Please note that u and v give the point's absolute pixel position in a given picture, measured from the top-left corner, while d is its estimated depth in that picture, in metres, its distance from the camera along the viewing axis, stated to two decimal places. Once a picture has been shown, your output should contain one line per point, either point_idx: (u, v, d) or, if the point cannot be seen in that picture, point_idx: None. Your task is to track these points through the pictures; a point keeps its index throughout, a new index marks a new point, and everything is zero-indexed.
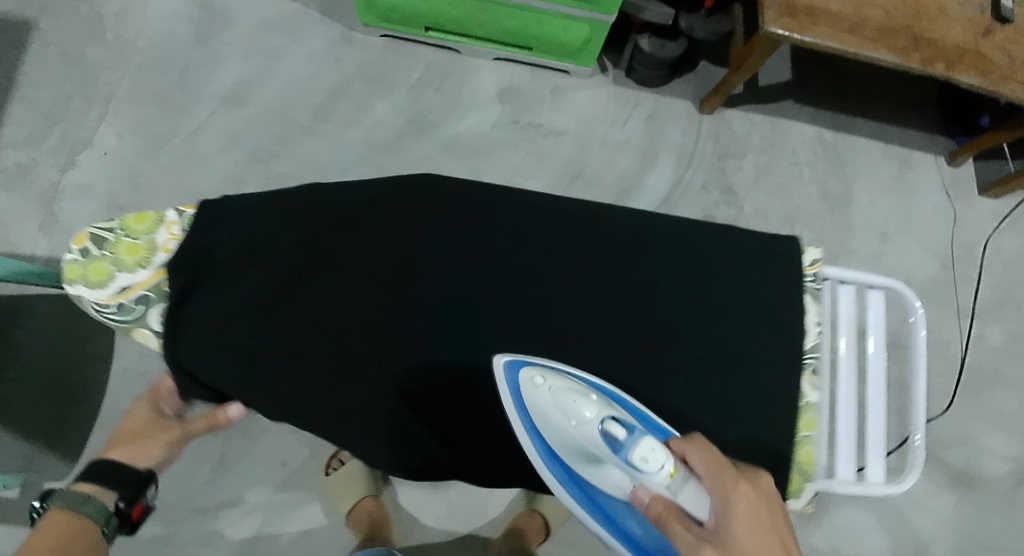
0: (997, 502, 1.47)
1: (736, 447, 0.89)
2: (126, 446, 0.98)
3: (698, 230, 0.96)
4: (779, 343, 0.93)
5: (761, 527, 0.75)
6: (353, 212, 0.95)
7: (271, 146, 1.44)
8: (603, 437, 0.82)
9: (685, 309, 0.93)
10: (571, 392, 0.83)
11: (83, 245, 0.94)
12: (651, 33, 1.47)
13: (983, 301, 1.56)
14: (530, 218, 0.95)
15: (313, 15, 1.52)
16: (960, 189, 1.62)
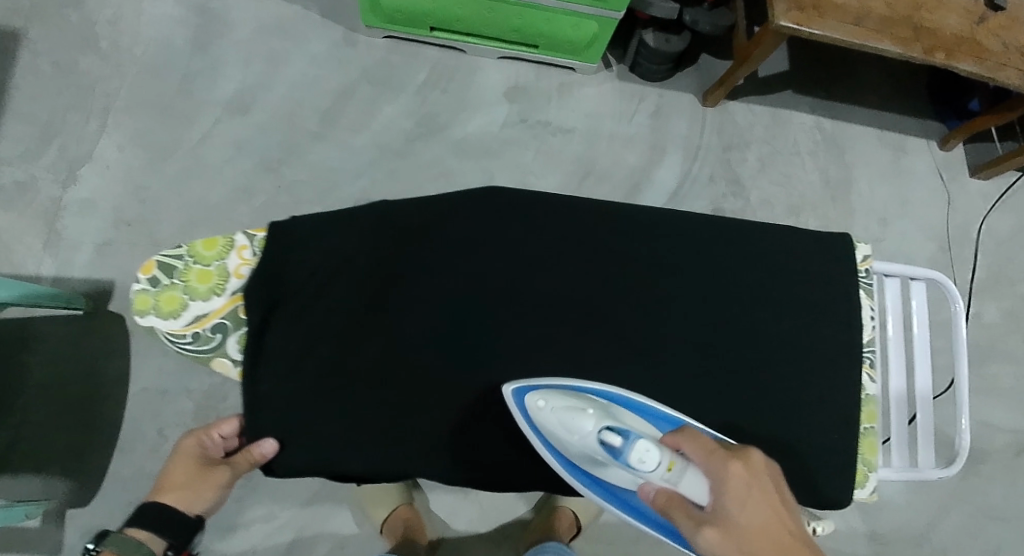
0: (1003, 475, 1.51)
1: (805, 443, 0.93)
2: (176, 490, 0.96)
3: (760, 232, 0.97)
4: (840, 341, 0.95)
5: (761, 503, 0.76)
6: (415, 232, 0.94)
7: (280, 154, 1.42)
8: (601, 447, 0.83)
9: (751, 311, 0.95)
10: (567, 408, 0.85)
11: (151, 275, 0.95)
12: (655, 27, 1.47)
13: (979, 280, 1.61)
14: (598, 227, 0.95)
15: (313, 17, 1.49)
16: (953, 171, 1.66)
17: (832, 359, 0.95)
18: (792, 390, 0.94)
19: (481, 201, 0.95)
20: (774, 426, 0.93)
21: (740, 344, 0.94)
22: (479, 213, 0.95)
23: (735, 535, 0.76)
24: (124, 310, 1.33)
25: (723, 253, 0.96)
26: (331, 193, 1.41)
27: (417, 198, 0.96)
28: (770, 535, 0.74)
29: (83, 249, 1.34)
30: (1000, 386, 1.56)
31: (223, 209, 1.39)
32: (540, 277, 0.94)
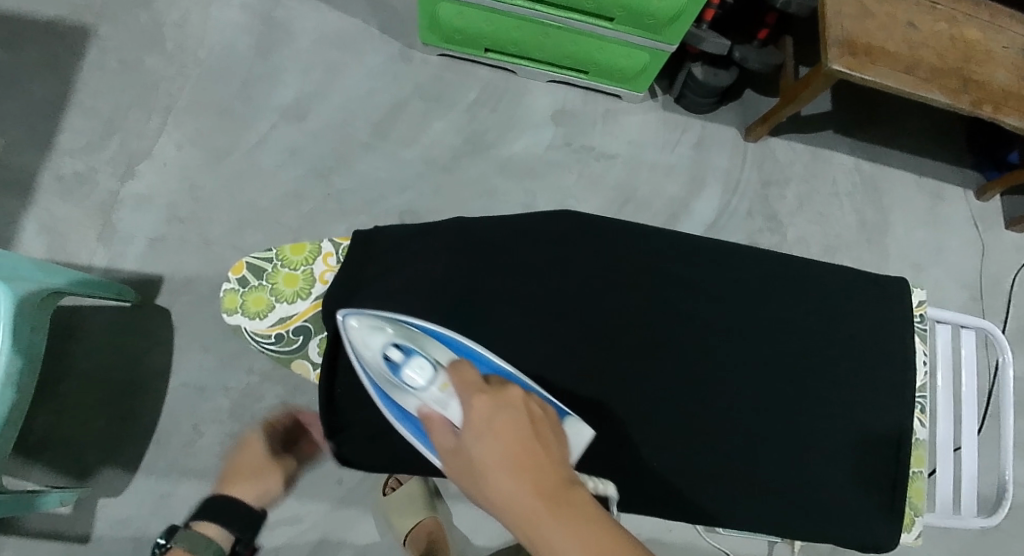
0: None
1: (857, 481, 0.95)
2: (241, 479, 1.18)
3: (821, 271, 1.00)
4: (893, 383, 0.98)
5: (498, 433, 0.71)
6: (493, 250, 0.96)
7: (331, 162, 1.45)
8: (386, 363, 0.83)
9: (809, 346, 0.98)
10: (371, 326, 0.85)
11: (241, 275, 1.00)
12: (705, 62, 1.49)
13: (1009, 331, 1.61)
14: (667, 254, 0.97)
15: (372, 32, 1.53)
16: (989, 221, 1.68)
17: (885, 400, 0.98)
18: (846, 429, 0.96)
19: (558, 224, 0.97)
20: (827, 464, 0.95)
21: (800, 381, 0.96)
22: (555, 234, 0.97)
23: (469, 463, 0.71)
24: (170, 304, 1.36)
25: (786, 288, 0.98)
26: (377, 204, 1.45)
27: (495, 216, 0.98)
28: (495, 470, 0.69)
29: (135, 243, 1.38)
30: None
31: (272, 212, 1.42)
32: (613, 303, 0.95)
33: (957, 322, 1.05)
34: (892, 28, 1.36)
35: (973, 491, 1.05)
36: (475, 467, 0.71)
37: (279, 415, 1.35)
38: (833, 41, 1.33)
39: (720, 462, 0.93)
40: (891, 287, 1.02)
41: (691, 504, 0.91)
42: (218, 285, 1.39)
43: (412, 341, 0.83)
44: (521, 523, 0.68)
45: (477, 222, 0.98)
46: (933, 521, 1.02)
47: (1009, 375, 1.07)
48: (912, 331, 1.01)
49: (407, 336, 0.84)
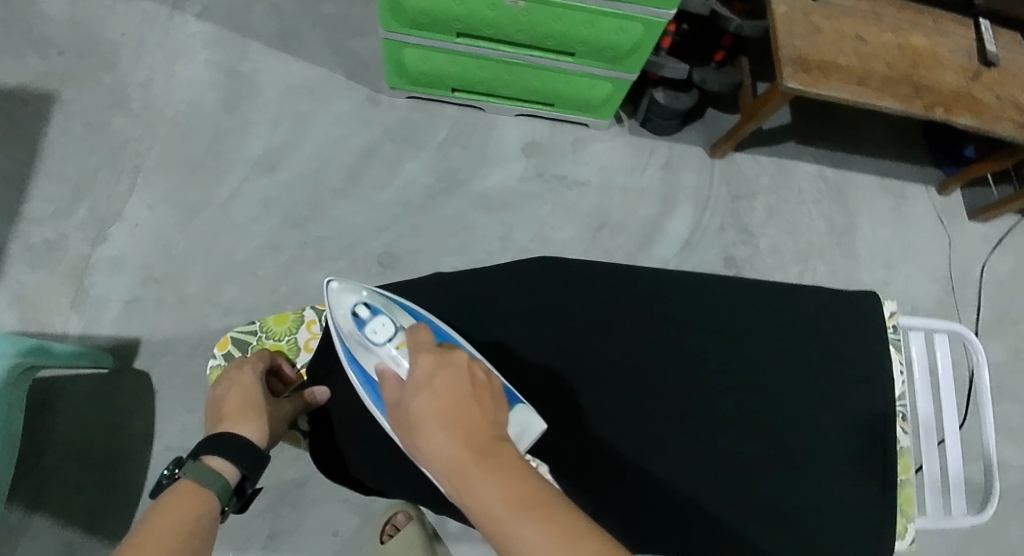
0: (1014, 512, 1.52)
1: (849, 499, 0.96)
2: (233, 419, 0.85)
3: (789, 293, 1.03)
4: (871, 399, 1.00)
5: (433, 387, 0.71)
6: (473, 303, 0.97)
7: (306, 210, 1.45)
8: (354, 323, 0.86)
9: (786, 367, 1.00)
10: (347, 289, 0.89)
11: (226, 350, 1.00)
12: (665, 86, 1.52)
13: (982, 321, 1.65)
14: (639, 291, 0.99)
15: (339, 79, 1.54)
16: (953, 216, 1.72)
17: (867, 417, 0.99)
18: (831, 446, 0.98)
19: (537, 271, 0.99)
20: (816, 481, 0.96)
21: (783, 403, 0.98)
22: (533, 282, 0.98)
23: (405, 413, 0.72)
24: (150, 367, 1.34)
25: (756, 313, 1.01)
26: (354, 248, 1.44)
27: (474, 268, 0.99)
28: (424, 420, 0.70)
29: (111, 308, 1.36)
30: (1008, 424, 1.59)
31: (249, 265, 1.41)
32: (594, 343, 0.97)
33: (927, 327, 1.08)
34: (841, 42, 1.41)
35: (962, 491, 1.07)
36: (410, 416, 0.71)
37: (270, 470, 1.34)
38: (786, 59, 1.37)
39: (712, 490, 0.93)
40: (862, 304, 1.04)
41: (690, 536, 0.91)
42: (197, 343, 1.37)
43: (383, 306, 0.87)
44: (445, 469, 0.68)
45: (456, 275, 0.99)
46: (927, 525, 1.04)
47: (984, 372, 1.10)
48: (887, 343, 1.03)
49: (378, 301, 0.88)
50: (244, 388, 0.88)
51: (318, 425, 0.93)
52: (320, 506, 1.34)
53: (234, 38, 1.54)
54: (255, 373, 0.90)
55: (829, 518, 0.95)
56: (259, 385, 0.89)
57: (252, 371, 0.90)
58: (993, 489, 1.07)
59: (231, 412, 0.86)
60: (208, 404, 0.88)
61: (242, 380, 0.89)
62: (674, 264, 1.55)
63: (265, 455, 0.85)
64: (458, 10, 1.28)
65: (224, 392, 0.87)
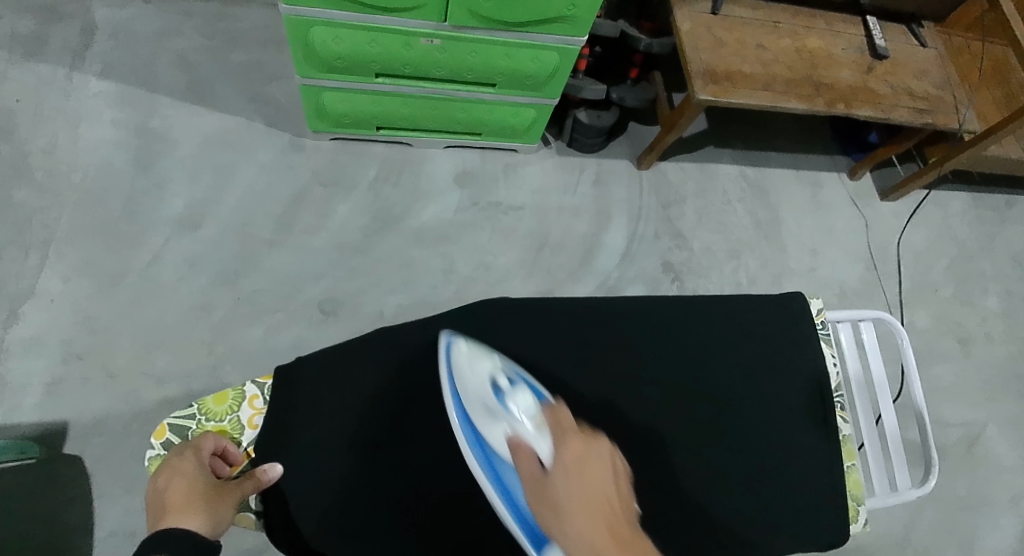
0: (959, 464, 1.60)
1: (803, 498, 0.99)
2: (177, 512, 0.81)
3: (724, 305, 1.06)
4: (810, 397, 1.04)
5: (590, 475, 0.78)
6: (421, 354, 0.96)
7: (237, 264, 1.39)
8: (490, 389, 0.88)
9: (730, 378, 1.02)
10: (480, 353, 0.90)
11: (164, 439, 0.92)
12: (587, 106, 1.55)
13: (906, 291, 1.73)
14: (583, 323, 1.01)
15: (258, 126, 1.50)
16: (865, 198, 1.81)
17: (808, 415, 1.03)
18: (782, 444, 1.01)
19: (480, 315, 0.99)
20: (770, 479, 0.99)
21: (731, 411, 1.01)
22: (476, 330, 0.98)
23: (552, 497, 0.77)
24: (82, 450, 1.25)
25: (695, 331, 1.03)
26: (293, 297, 1.39)
27: (416, 319, 0.98)
28: (574, 507, 0.75)
29: (33, 392, 1.26)
30: (942, 385, 1.67)
31: (181, 329, 1.34)
32: (545, 382, 0.97)
33: (852, 317, 1.12)
34: (744, 52, 1.47)
35: (904, 466, 1.11)
36: (561, 503, 0.76)
37: (228, 539, 1.26)
38: (695, 73, 1.42)
39: (676, 506, 0.95)
40: (791, 305, 1.07)
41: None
42: (132, 418, 1.28)
43: (517, 379, 0.90)
44: None
45: (398, 328, 0.98)
46: (876, 504, 1.07)
47: (906, 351, 1.16)
48: (818, 338, 1.07)
49: (512, 374, 0.90)
50: (188, 476, 0.84)
51: (272, 502, 0.89)
52: None
53: (141, 94, 1.48)
54: (199, 460, 0.86)
55: (785, 513, 0.98)
56: (204, 472, 0.85)
57: (194, 458, 0.86)
58: (934, 461, 1.11)
59: (175, 503, 0.82)
60: (149, 498, 0.83)
61: (184, 468, 0.84)
62: (615, 276, 1.57)
63: (214, 545, 0.80)
64: (374, 52, 1.27)
65: (166, 482, 0.83)
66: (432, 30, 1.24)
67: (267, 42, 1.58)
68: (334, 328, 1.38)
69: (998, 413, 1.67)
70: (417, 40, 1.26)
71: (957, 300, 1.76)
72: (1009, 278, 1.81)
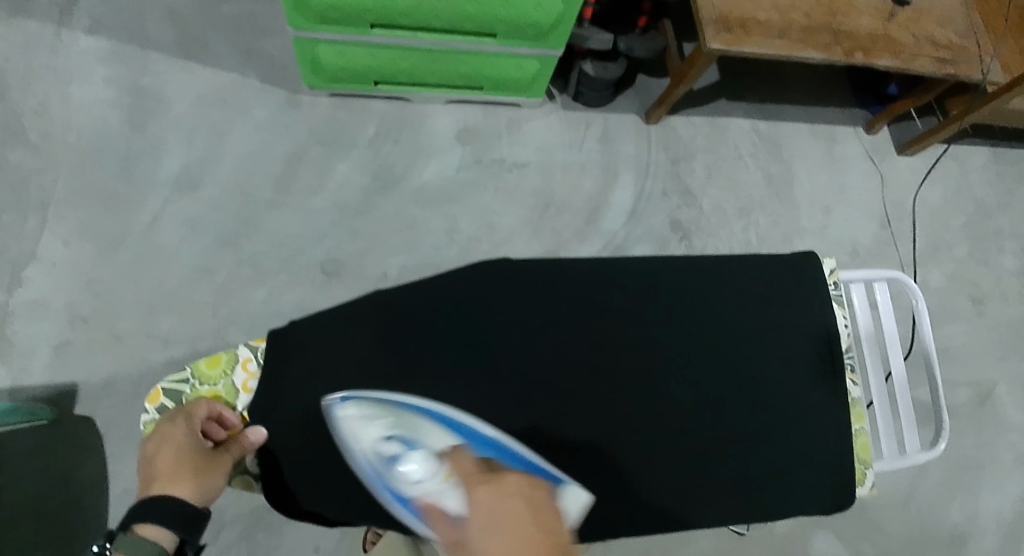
0: (967, 423, 1.59)
1: (812, 459, 0.95)
2: (165, 480, 0.80)
3: (731, 266, 1.02)
4: (820, 358, 1.00)
5: (489, 513, 0.64)
6: (416, 315, 0.92)
7: (237, 226, 1.36)
8: (386, 457, 0.79)
9: (738, 339, 0.98)
10: (366, 416, 0.82)
11: (159, 403, 0.93)
12: (593, 58, 1.50)
13: (920, 249, 1.70)
14: (585, 285, 0.97)
15: (253, 83, 1.45)
16: (882, 152, 1.76)
17: (818, 375, 0.99)
18: (793, 408, 0.97)
19: (479, 277, 0.95)
20: (780, 443, 0.95)
21: (741, 374, 0.97)
22: (474, 291, 0.94)
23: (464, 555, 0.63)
24: (92, 412, 1.24)
25: (701, 291, 1.00)
26: (294, 259, 1.36)
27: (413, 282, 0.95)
28: None
29: (38, 355, 1.26)
30: (954, 345, 1.65)
31: (182, 291, 1.32)
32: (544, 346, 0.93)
33: (866, 277, 1.09)
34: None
35: (914, 428, 1.09)
36: None
37: (237, 498, 1.27)
38: (707, 21, 1.36)
39: (684, 475, 0.92)
40: (802, 264, 1.04)
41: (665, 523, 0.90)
42: (139, 381, 1.27)
43: (409, 431, 0.80)
44: None
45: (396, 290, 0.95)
46: (884, 467, 1.05)
47: (923, 311, 1.13)
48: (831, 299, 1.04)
49: (403, 426, 0.81)
50: (178, 445, 0.83)
51: (268, 464, 0.89)
52: (295, 527, 1.28)
53: (133, 50, 1.44)
54: (189, 427, 0.85)
55: (796, 477, 0.94)
56: (194, 439, 0.84)
57: (185, 425, 0.84)
58: (946, 424, 1.09)
59: (164, 471, 0.81)
60: (139, 466, 0.83)
61: (175, 435, 0.83)
62: (622, 236, 1.54)
63: (204, 513, 0.80)
64: (370, 2, 1.19)
65: (155, 450, 0.82)
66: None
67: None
68: (336, 291, 1.36)
69: (1009, 372, 1.65)
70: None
71: (972, 258, 1.72)
72: None
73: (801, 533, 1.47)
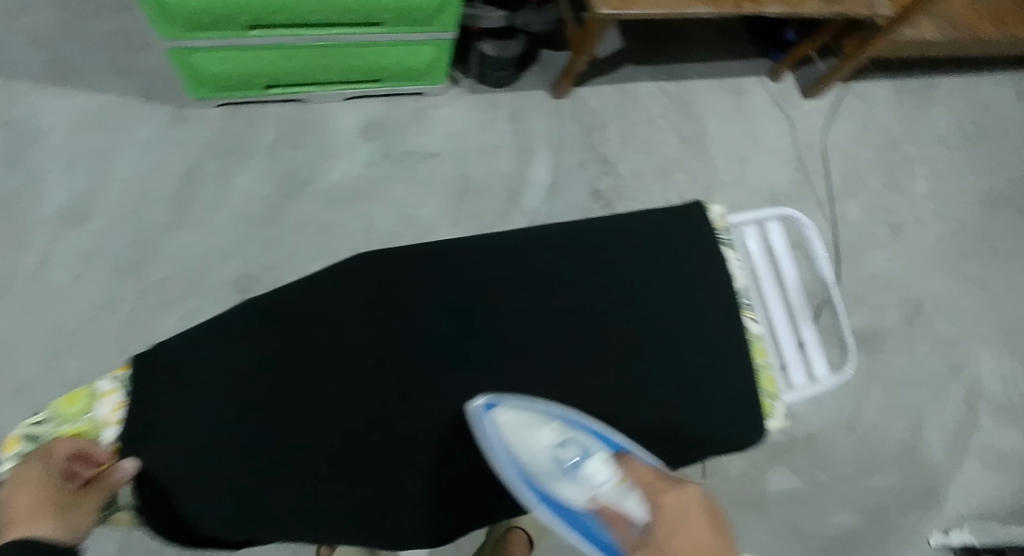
0: (899, 344, 1.64)
1: (721, 411, 0.89)
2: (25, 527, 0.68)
3: (614, 226, 0.94)
4: (724, 310, 0.92)
5: (689, 520, 0.72)
6: (275, 331, 0.86)
7: (136, 254, 1.30)
8: (553, 465, 0.79)
9: (628, 301, 0.91)
10: (529, 421, 0.81)
11: (10, 453, 0.77)
12: (491, 37, 1.47)
13: (835, 187, 1.73)
14: (451, 269, 0.89)
15: (134, 101, 1.38)
16: (788, 98, 1.78)
17: (722, 326, 0.92)
18: (696, 365, 0.90)
19: (332, 284, 0.88)
20: (687, 400, 0.89)
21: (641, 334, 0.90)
22: (345, 292, 0.88)
23: None
24: None
25: (583, 257, 0.92)
26: (204, 280, 1.30)
27: (267, 296, 0.87)
28: None
29: None
30: (878, 272, 1.69)
31: (88, 329, 1.25)
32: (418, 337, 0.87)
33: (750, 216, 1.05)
34: None
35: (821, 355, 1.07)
36: None
37: None
38: None
39: None
40: (692, 215, 0.95)
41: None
42: None
43: (579, 437, 0.81)
44: None
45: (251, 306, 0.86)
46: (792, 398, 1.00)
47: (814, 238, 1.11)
48: (723, 247, 0.95)
49: (569, 432, 0.81)
50: (37, 486, 0.70)
51: (146, 496, 0.78)
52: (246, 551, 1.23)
53: None
54: (49, 469, 0.71)
55: (714, 437, 0.88)
56: (57, 481, 0.71)
57: (43, 464, 0.72)
58: (852, 346, 1.08)
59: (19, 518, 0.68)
60: None
61: (31, 477, 0.70)
62: (545, 212, 1.53)
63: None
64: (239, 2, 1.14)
65: (7, 496, 0.69)
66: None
67: (128, 6, 1.43)
68: None
69: (933, 289, 1.71)
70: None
71: (887, 187, 1.77)
72: (936, 159, 1.82)
73: (755, 473, 1.51)
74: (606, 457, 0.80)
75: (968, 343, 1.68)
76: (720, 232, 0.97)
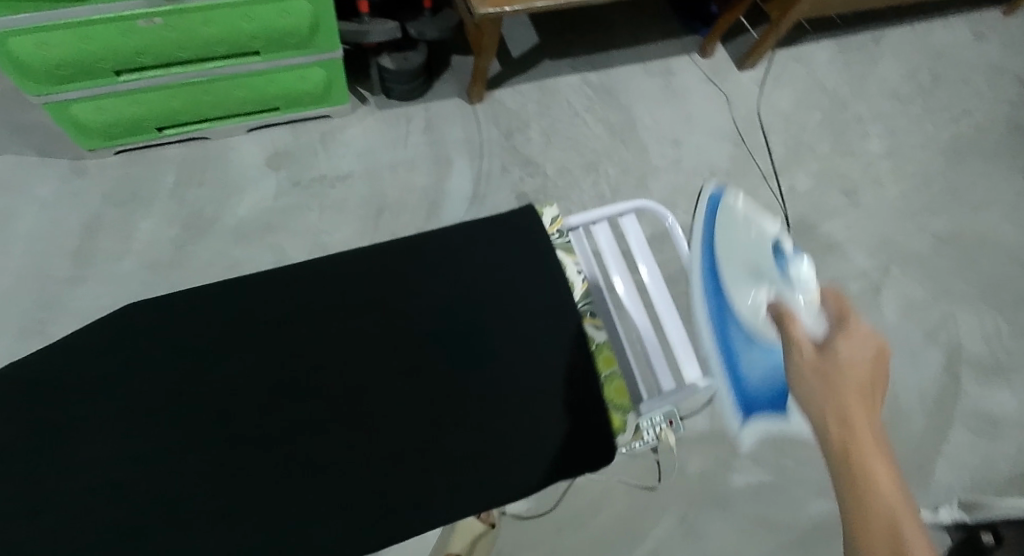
0: (867, 315, 1.53)
1: (539, 418, 0.88)
2: None
3: (430, 241, 0.94)
4: (543, 316, 0.92)
5: (867, 349, 0.79)
6: (68, 376, 0.84)
7: (40, 311, 1.30)
8: (773, 250, 0.91)
9: (444, 317, 0.91)
10: (760, 212, 0.94)
11: None
12: (389, 50, 1.45)
13: (779, 158, 1.65)
14: (256, 299, 0.88)
15: (32, 160, 1.39)
16: (722, 73, 1.71)
17: (542, 334, 0.92)
18: (513, 375, 0.90)
19: (129, 323, 0.86)
20: (518, 407, 0.88)
21: (459, 351, 0.90)
22: (140, 335, 0.86)
23: (830, 359, 0.78)
24: None
25: (396, 273, 0.92)
26: None
27: (58, 342, 0.85)
28: (848, 378, 0.77)
29: None
30: (837, 240, 1.60)
31: None
32: (224, 375, 0.86)
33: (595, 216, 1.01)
34: None
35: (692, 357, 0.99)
36: (844, 367, 0.78)
37: None
38: None
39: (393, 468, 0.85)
40: (514, 222, 0.96)
41: (371, 538, 0.82)
42: None
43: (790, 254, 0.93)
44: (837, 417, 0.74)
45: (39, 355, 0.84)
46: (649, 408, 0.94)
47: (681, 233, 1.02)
48: (555, 250, 0.96)
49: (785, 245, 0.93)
50: None
51: None
52: None
53: None
54: None
55: (531, 445, 0.87)
56: None
57: None
58: None
59: None
60: None
61: None
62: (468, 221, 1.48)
63: None
64: (96, 49, 1.16)
65: None
66: (146, 9, 1.12)
67: None
68: None
69: (898, 253, 1.60)
70: (133, 24, 1.14)
71: (838, 152, 1.68)
72: (890, 116, 1.73)
73: (718, 467, 1.39)
74: (813, 274, 0.89)
75: (943, 304, 1.57)
76: (552, 236, 0.98)
